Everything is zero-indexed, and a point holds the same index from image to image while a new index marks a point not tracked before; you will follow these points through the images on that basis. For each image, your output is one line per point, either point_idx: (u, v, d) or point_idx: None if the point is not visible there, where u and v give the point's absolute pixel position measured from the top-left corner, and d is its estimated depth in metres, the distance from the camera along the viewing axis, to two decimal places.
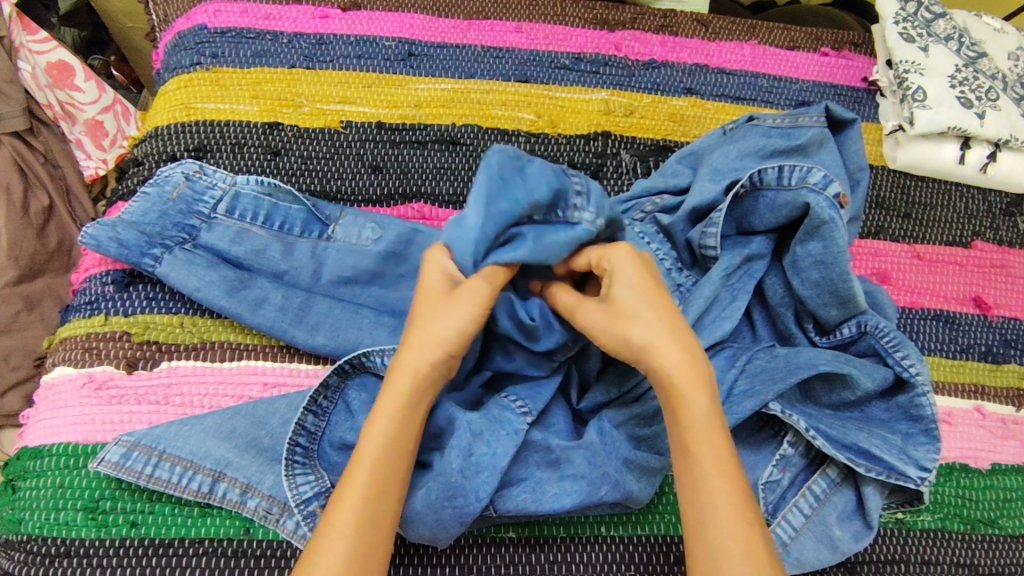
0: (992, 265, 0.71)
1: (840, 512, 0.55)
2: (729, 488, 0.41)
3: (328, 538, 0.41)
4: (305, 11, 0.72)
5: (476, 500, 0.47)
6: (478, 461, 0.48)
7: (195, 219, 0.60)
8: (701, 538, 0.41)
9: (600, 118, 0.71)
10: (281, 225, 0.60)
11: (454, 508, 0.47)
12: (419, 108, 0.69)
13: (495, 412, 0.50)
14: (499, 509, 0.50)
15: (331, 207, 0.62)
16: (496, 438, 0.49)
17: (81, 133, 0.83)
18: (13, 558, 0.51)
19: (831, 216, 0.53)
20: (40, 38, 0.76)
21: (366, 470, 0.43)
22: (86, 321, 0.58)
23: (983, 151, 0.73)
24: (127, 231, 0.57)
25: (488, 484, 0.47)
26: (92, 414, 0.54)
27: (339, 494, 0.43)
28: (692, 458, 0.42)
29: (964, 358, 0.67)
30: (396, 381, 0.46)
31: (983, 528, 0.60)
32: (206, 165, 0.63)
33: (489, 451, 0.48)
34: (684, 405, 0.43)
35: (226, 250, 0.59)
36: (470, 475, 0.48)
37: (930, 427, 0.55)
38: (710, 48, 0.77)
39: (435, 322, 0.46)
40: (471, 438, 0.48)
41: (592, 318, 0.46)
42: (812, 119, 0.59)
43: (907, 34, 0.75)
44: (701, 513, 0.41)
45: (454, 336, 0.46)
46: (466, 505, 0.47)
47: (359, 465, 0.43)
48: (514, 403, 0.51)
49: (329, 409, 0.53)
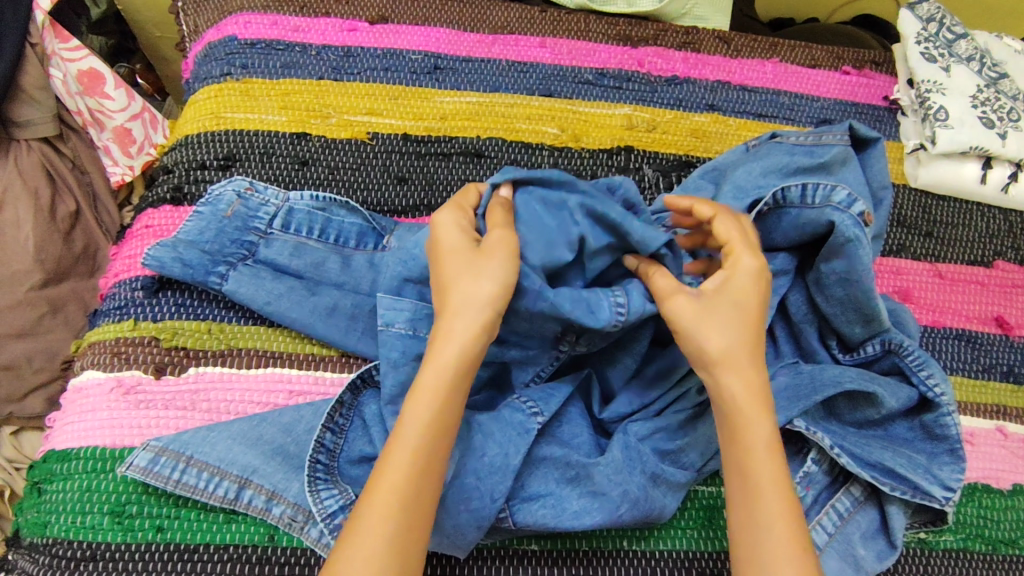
0: (1014, 285, 0.71)
1: (864, 530, 0.54)
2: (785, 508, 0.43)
3: (374, 510, 0.41)
4: (333, 24, 0.73)
5: (491, 505, 0.48)
6: (491, 461, 0.49)
7: (252, 236, 0.61)
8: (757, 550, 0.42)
9: (623, 133, 0.72)
10: (337, 238, 0.62)
11: (470, 513, 0.48)
12: (444, 121, 0.70)
13: (505, 415, 0.51)
14: (516, 521, 0.49)
15: (386, 219, 0.64)
16: (507, 438, 0.49)
17: (109, 140, 0.84)
18: (39, 561, 0.51)
19: (855, 233, 0.53)
20: (72, 46, 0.78)
21: (404, 446, 0.42)
22: (114, 326, 0.59)
23: (1005, 171, 0.73)
24: (189, 250, 0.59)
25: (503, 484, 0.48)
26: (119, 418, 0.55)
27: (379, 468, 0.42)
28: (758, 472, 0.44)
29: (985, 378, 0.66)
30: (437, 355, 0.45)
31: (1006, 549, 0.59)
32: (255, 181, 0.63)
33: (502, 451, 0.49)
34: (752, 423, 0.45)
35: (285, 264, 0.60)
36: (484, 478, 0.48)
37: (954, 448, 0.55)
38: (732, 65, 0.78)
39: (465, 278, 0.46)
40: (482, 438, 0.49)
41: (683, 316, 0.46)
42: (835, 138, 0.59)
43: (928, 53, 0.75)
44: (756, 528, 0.42)
45: (497, 288, 0.45)
46: (481, 509, 0.48)
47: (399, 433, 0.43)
48: (525, 403, 0.51)
49: (345, 426, 0.54)
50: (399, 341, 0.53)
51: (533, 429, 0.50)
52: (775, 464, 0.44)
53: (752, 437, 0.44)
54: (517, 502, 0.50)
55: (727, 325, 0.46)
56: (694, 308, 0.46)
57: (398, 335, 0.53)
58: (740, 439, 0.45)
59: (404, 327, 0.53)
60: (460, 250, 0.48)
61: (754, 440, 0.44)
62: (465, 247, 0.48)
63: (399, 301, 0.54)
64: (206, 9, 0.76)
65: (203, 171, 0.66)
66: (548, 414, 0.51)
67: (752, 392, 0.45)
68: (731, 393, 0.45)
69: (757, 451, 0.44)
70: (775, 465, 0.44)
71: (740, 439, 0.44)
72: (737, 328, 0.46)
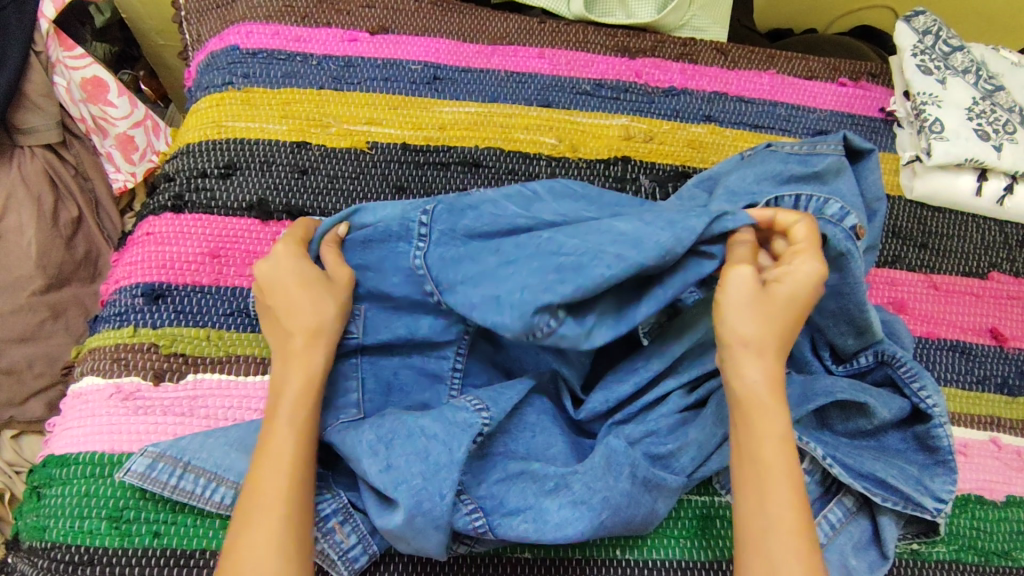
0: (1009, 297, 0.72)
1: (856, 541, 0.55)
2: (796, 502, 0.43)
3: (259, 518, 0.43)
4: (334, 34, 0.74)
5: (441, 503, 0.47)
6: (437, 458, 0.48)
7: None
8: (760, 539, 0.42)
9: (620, 144, 0.73)
10: None
11: (424, 515, 0.47)
12: (443, 131, 0.71)
13: (449, 414, 0.50)
14: (498, 535, 0.49)
15: None
16: (454, 436, 0.49)
17: (112, 147, 0.85)
18: (38, 564, 0.52)
19: (847, 246, 0.52)
20: (76, 54, 0.78)
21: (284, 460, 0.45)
22: (114, 332, 0.60)
23: (1000, 183, 0.74)
24: None
25: (450, 481, 0.47)
26: (118, 424, 0.56)
27: (255, 480, 0.45)
28: (766, 461, 0.44)
29: (979, 389, 0.67)
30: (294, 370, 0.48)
31: (998, 561, 0.59)
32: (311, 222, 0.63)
33: (445, 448, 0.48)
34: (761, 414, 0.45)
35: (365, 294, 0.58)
36: (430, 477, 0.47)
37: (945, 459, 0.55)
38: (729, 76, 0.79)
39: (295, 310, 0.50)
40: (427, 440, 0.48)
41: (738, 293, 0.45)
42: (830, 148, 0.59)
43: (924, 66, 0.76)
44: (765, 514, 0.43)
45: (324, 320, 0.50)
46: (434, 509, 0.47)
47: (271, 448, 0.46)
48: (468, 402, 0.51)
49: None
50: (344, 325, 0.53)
51: (478, 426, 0.50)
52: (789, 457, 0.44)
53: (766, 423, 0.44)
54: (497, 517, 0.50)
55: (762, 313, 0.45)
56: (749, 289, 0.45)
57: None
58: (755, 425, 0.45)
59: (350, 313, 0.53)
60: (315, 281, 0.51)
61: (767, 432, 0.44)
62: (306, 272, 0.51)
63: None
64: (209, 18, 0.76)
65: (203, 179, 0.66)
66: (494, 411, 0.51)
67: (769, 388, 0.45)
68: (752, 382, 0.45)
69: (771, 443, 0.44)
70: (785, 457, 0.44)
71: (751, 428, 0.45)
72: (765, 320, 0.45)
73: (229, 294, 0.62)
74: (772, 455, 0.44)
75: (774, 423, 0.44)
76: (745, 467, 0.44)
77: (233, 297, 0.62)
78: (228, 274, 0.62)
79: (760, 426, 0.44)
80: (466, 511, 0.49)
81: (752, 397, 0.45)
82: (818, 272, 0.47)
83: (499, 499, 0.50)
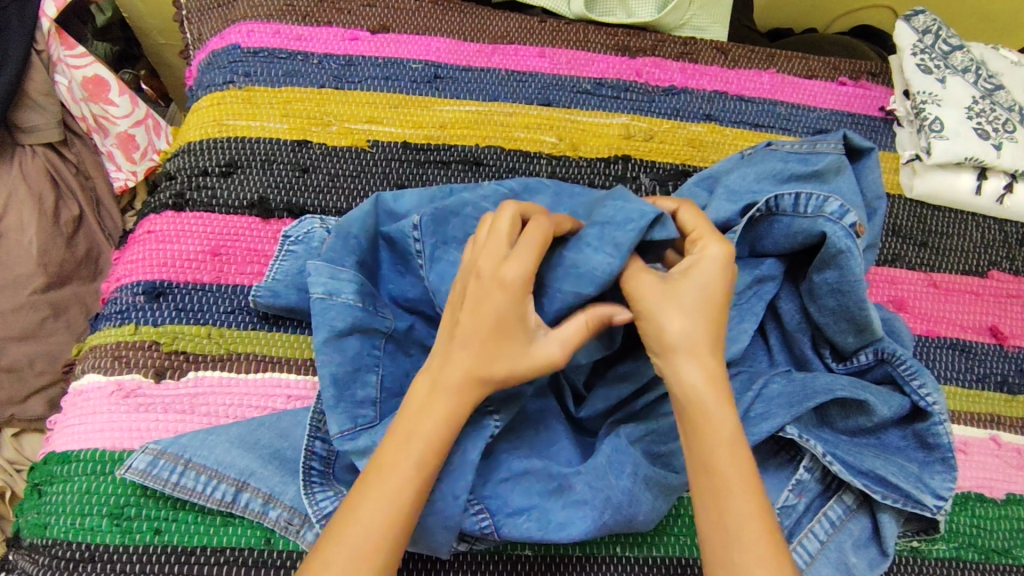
0: (1009, 295, 0.72)
1: (856, 538, 0.55)
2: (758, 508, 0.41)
3: (366, 524, 0.40)
4: (335, 33, 0.74)
5: (454, 503, 0.48)
6: (448, 460, 0.48)
7: None
8: (725, 549, 0.41)
9: (621, 142, 0.73)
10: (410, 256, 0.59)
11: (435, 515, 0.48)
12: (444, 129, 0.71)
13: (459, 415, 0.50)
14: (502, 535, 0.50)
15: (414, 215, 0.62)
16: (466, 437, 0.49)
17: (113, 146, 0.85)
18: (38, 561, 0.52)
19: (847, 244, 0.53)
20: (77, 53, 0.78)
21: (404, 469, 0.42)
22: (116, 330, 0.60)
23: (999, 181, 0.74)
24: (290, 290, 0.59)
25: (462, 482, 0.48)
26: (118, 421, 0.56)
27: (376, 482, 0.42)
28: (719, 465, 0.42)
29: (979, 388, 0.67)
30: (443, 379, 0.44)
31: (998, 559, 0.60)
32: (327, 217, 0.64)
33: (458, 450, 0.48)
34: (709, 415, 0.43)
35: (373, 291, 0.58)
36: (443, 477, 0.48)
37: (945, 457, 0.55)
38: (729, 75, 0.79)
39: (498, 321, 0.45)
40: None
41: (646, 297, 0.46)
42: (830, 147, 0.60)
43: (924, 65, 0.76)
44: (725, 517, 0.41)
45: (550, 357, 0.45)
46: (446, 508, 0.48)
47: (396, 456, 0.42)
48: (480, 403, 0.51)
49: None
50: (345, 310, 0.53)
51: (490, 428, 0.49)
52: (740, 460, 0.43)
53: (710, 423, 0.43)
54: (502, 517, 0.50)
55: (674, 308, 0.45)
56: (655, 289, 0.46)
57: (346, 305, 0.53)
58: (700, 426, 0.43)
59: (351, 297, 0.53)
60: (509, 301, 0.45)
61: (717, 434, 0.43)
62: (515, 288, 0.45)
63: (339, 271, 0.54)
64: (210, 17, 0.77)
65: (205, 178, 0.66)
66: (503, 412, 0.50)
67: (711, 385, 0.44)
68: (690, 382, 0.44)
69: (722, 444, 0.43)
70: (741, 460, 0.43)
71: (697, 431, 0.44)
72: (686, 314, 0.45)
73: (230, 291, 0.62)
74: (724, 456, 0.43)
75: (727, 425, 0.43)
76: (698, 472, 0.43)
77: (234, 295, 0.62)
78: (229, 272, 0.63)
79: (707, 427, 0.43)
80: (474, 512, 0.50)
81: (698, 397, 0.44)
82: (724, 254, 0.47)
83: (502, 499, 0.50)
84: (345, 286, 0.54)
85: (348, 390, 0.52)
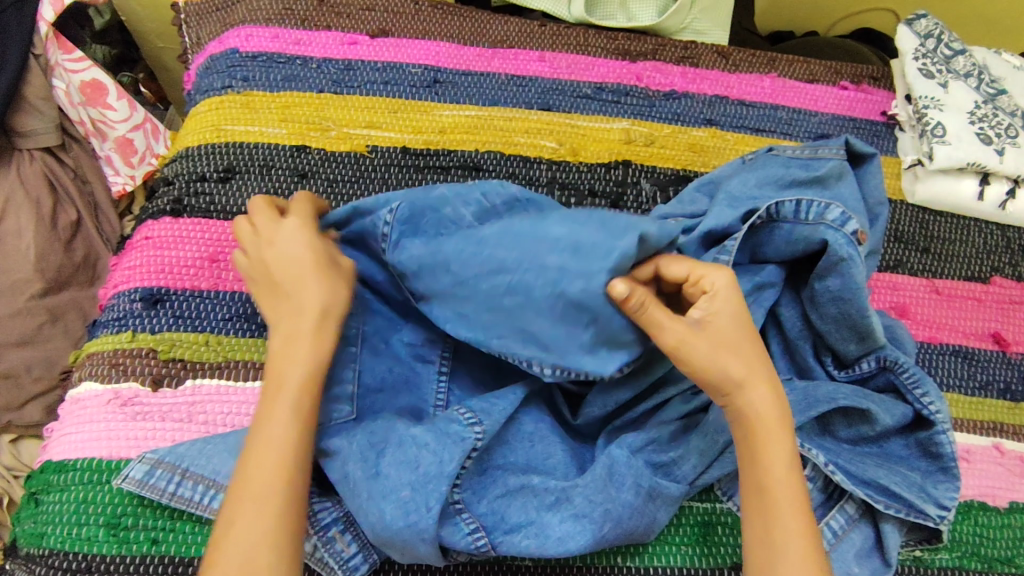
0: (1011, 302, 0.71)
1: (858, 549, 0.55)
2: (802, 527, 0.44)
3: (252, 507, 0.42)
4: (334, 37, 0.74)
5: (426, 515, 0.46)
6: (425, 469, 0.47)
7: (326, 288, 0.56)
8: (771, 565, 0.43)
9: (621, 147, 0.72)
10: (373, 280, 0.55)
11: (409, 527, 0.46)
12: (443, 134, 0.71)
13: (442, 425, 0.49)
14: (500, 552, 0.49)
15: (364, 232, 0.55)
16: (444, 448, 0.48)
17: (111, 150, 0.85)
18: (35, 571, 0.52)
19: (849, 252, 0.53)
20: (75, 57, 0.78)
21: (280, 436, 0.44)
22: (113, 337, 0.59)
23: (1002, 187, 0.73)
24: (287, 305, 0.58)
25: (438, 493, 0.47)
26: (116, 430, 0.55)
27: (250, 460, 0.44)
28: (775, 485, 0.45)
29: (982, 395, 0.66)
30: (292, 353, 0.47)
31: (1001, 567, 0.59)
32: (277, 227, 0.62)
33: (435, 460, 0.48)
34: (772, 440, 0.46)
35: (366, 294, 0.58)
36: (419, 488, 0.47)
37: (947, 466, 0.55)
38: (730, 79, 0.78)
39: (304, 293, 0.48)
40: (419, 450, 0.48)
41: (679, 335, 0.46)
42: (831, 151, 0.59)
43: (925, 70, 0.76)
44: (772, 544, 0.44)
45: (334, 305, 0.48)
46: (419, 521, 0.46)
47: (264, 443, 0.44)
48: (463, 414, 0.50)
49: None
50: None
51: (470, 440, 0.49)
52: (791, 482, 0.46)
53: (763, 454, 0.46)
54: (499, 534, 0.49)
55: (727, 350, 0.47)
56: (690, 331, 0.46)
57: None
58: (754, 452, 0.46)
59: None
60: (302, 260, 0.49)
61: (765, 458, 0.46)
62: (310, 264, 0.49)
63: None
64: (209, 21, 0.76)
65: (203, 184, 0.66)
66: (486, 425, 0.50)
67: (761, 416, 0.46)
68: (755, 412, 0.46)
69: (774, 466, 0.46)
70: (789, 480, 0.46)
71: (755, 454, 0.46)
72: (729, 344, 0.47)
73: (228, 298, 0.61)
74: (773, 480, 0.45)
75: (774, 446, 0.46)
76: (760, 488, 0.45)
77: (230, 302, 0.61)
78: (227, 279, 0.62)
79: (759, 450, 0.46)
80: (469, 529, 0.49)
81: (756, 426, 0.46)
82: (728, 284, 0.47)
83: (500, 516, 0.50)
84: None
85: (321, 381, 0.52)
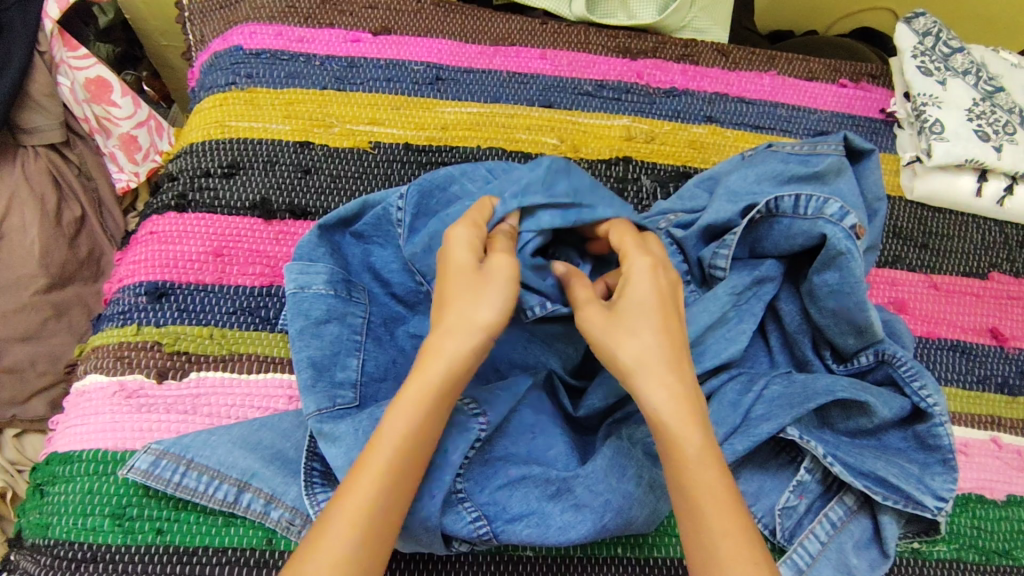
0: (1010, 297, 0.72)
1: (857, 540, 0.55)
2: (733, 523, 0.40)
3: (340, 515, 0.40)
4: (337, 35, 0.74)
5: (431, 504, 0.48)
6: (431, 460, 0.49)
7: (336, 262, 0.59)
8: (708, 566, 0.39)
9: (622, 144, 0.73)
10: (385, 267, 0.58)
11: (414, 519, 0.48)
12: (445, 131, 0.71)
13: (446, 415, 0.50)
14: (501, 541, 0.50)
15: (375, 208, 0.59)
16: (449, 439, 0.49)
17: (115, 147, 0.86)
18: (40, 561, 0.52)
19: (847, 246, 0.53)
20: (80, 55, 0.78)
21: (388, 445, 0.42)
22: (118, 331, 0.60)
23: (1000, 183, 0.74)
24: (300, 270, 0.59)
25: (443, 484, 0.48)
26: (121, 422, 0.56)
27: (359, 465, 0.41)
28: (700, 480, 0.41)
29: (980, 389, 0.67)
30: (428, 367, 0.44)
31: (999, 560, 0.60)
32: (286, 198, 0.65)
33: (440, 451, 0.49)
34: (680, 434, 0.42)
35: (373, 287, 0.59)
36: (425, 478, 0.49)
37: (946, 458, 0.55)
38: (730, 77, 0.79)
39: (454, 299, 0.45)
40: None
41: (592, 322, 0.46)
42: (830, 148, 0.59)
43: (924, 67, 0.76)
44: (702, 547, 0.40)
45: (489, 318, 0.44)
46: (427, 509, 0.48)
47: (374, 453, 0.42)
48: (468, 407, 0.50)
49: None
50: (322, 301, 0.55)
51: (474, 431, 0.50)
52: (713, 474, 0.42)
53: (682, 444, 0.42)
54: (501, 523, 0.50)
55: (625, 330, 0.45)
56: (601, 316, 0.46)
57: (319, 295, 0.55)
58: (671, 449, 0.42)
59: (322, 288, 0.55)
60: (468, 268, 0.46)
61: (686, 452, 0.42)
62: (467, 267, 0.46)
63: (312, 265, 0.56)
64: (212, 19, 0.77)
65: (207, 179, 0.67)
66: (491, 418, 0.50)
67: (675, 403, 0.43)
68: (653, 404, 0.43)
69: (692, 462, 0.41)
70: (714, 473, 0.41)
71: (670, 446, 0.42)
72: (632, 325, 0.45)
73: (231, 292, 0.62)
74: (699, 478, 0.41)
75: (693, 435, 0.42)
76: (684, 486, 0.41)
77: (234, 295, 0.62)
78: (231, 273, 0.63)
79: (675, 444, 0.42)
80: (470, 519, 0.49)
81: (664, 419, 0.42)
82: (649, 267, 0.47)
83: (502, 506, 0.50)
84: (316, 278, 0.55)
85: (328, 371, 0.53)
